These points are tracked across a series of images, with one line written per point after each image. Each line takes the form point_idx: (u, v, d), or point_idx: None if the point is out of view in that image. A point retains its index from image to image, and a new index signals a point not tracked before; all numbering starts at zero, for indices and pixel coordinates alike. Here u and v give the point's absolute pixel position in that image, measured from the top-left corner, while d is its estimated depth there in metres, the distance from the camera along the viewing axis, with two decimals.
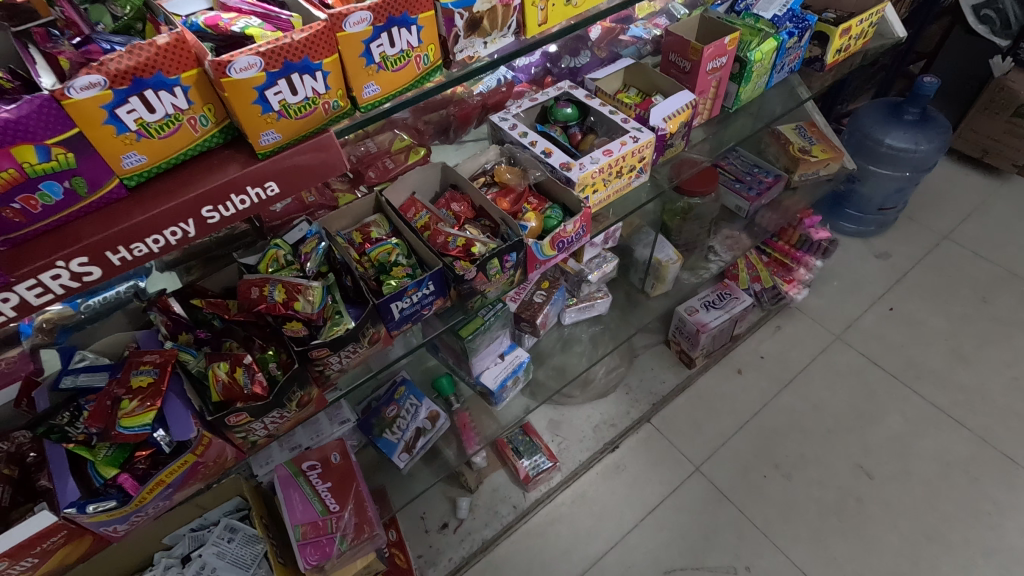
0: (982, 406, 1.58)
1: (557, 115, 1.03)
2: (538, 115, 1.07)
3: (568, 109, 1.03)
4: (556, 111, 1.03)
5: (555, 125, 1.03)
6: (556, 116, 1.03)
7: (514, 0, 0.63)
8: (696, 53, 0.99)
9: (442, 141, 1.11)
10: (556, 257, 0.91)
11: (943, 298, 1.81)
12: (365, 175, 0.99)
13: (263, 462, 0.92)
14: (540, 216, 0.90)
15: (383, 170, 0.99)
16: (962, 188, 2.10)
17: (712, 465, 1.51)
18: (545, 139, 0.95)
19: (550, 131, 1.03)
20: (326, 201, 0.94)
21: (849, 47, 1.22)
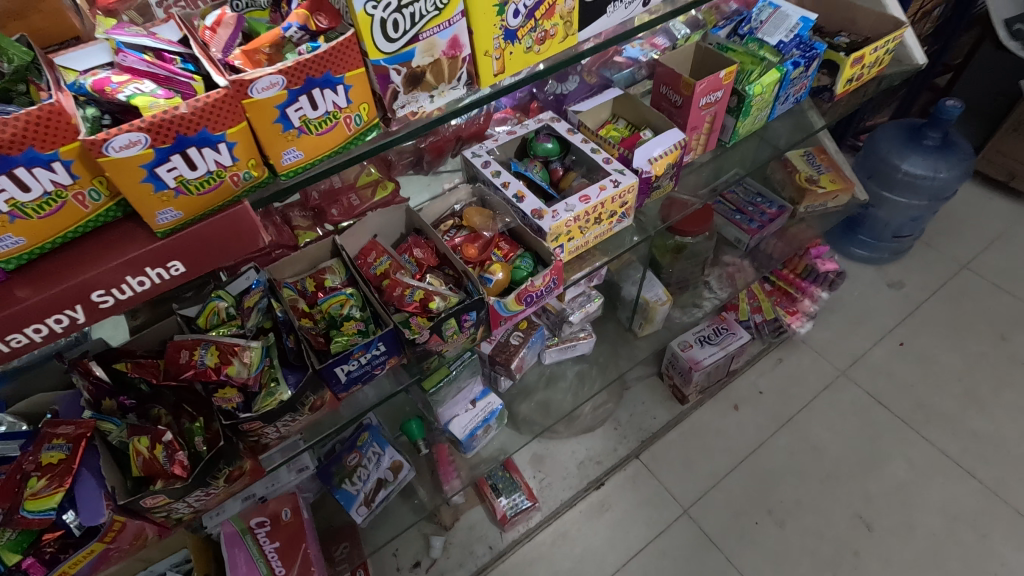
0: (994, 454, 1.49)
1: (537, 150, 0.96)
2: (517, 149, 0.99)
3: (548, 144, 0.95)
4: (536, 146, 0.96)
5: (534, 160, 0.96)
6: (535, 151, 0.95)
7: (463, 51, 0.56)
8: (688, 87, 0.91)
9: (414, 173, 1.04)
10: (523, 310, 0.84)
11: (959, 334, 1.71)
12: (329, 212, 0.92)
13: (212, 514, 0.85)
14: (507, 266, 0.84)
15: (347, 207, 0.92)
16: (984, 213, 1.98)
17: (701, 507, 1.44)
18: (520, 180, 0.88)
19: (529, 168, 0.95)
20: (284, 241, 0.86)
21: (862, 76, 1.13)
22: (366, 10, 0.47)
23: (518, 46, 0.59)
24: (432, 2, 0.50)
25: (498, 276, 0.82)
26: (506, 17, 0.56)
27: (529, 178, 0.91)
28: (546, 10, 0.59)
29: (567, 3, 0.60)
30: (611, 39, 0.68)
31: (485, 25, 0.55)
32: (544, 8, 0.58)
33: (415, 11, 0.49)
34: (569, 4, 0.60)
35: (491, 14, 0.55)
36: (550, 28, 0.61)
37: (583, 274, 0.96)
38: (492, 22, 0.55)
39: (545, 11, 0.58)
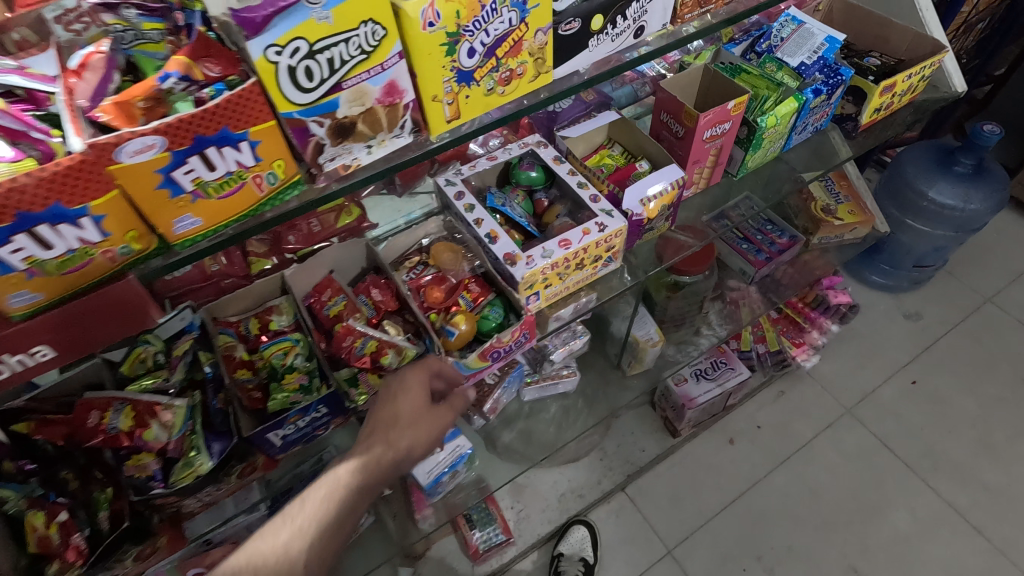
0: (1004, 509, 1.39)
1: (520, 178, 0.86)
2: (499, 176, 0.90)
3: (532, 172, 0.86)
4: (519, 174, 0.86)
5: (517, 189, 0.87)
6: (518, 181, 0.86)
7: (405, 97, 0.46)
8: (690, 118, 0.80)
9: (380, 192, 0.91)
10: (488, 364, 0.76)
11: (977, 374, 1.60)
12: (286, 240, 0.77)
13: None
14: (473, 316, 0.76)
15: (306, 234, 0.77)
16: (1014, 242, 1.85)
17: (687, 547, 1.36)
18: (494, 218, 0.79)
19: (511, 197, 0.85)
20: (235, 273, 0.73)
21: (892, 105, 1.01)
22: (267, 56, 0.38)
23: (477, 88, 0.50)
24: (356, 44, 0.40)
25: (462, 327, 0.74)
26: (458, 56, 0.46)
27: (506, 212, 0.82)
28: (511, 46, 0.49)
29: (537, 38, 0.50)
30: (597, 76, 0.58)
31: (431, 66, 0.46)
32: (508, 45, 0.48)
33: (335, 55, 0.40)
34: (540, 39, 0.50)
35: (439, 54, 0.45)
36: (517, 66, 0.51)
37: (568, 311, 0.87)
38: (441, 63, 0.46)
39: (510, 47, 0.49)
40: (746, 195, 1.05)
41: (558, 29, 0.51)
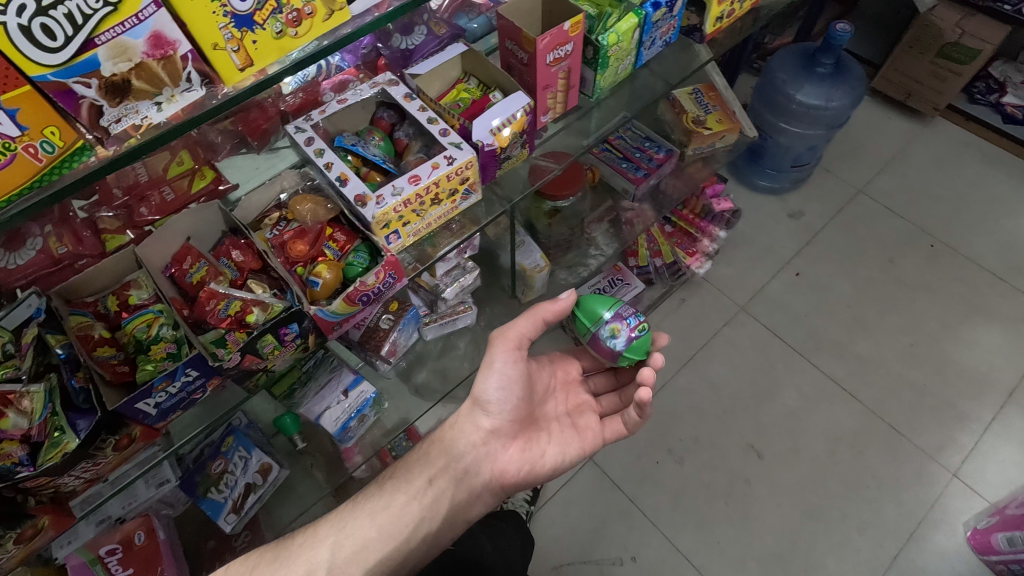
0: (875, 376, 1.57)
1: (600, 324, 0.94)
2: (338, 128, 0.89)
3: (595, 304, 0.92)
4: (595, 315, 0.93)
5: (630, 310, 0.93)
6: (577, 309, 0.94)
7: (178, 48, 0.45)
8: (529, 44, 0.82)
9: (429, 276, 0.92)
10: (613, 396, 1.07)
11: (852, 261, 1.76)
12: (231, 259, 0.77)
13: (64, 543, 0.78)
14: (557, 445, 0.97)
15: (285, 242, 0.79)
16: (882, 133, 1.98)
17: (605, 452, 1.49)
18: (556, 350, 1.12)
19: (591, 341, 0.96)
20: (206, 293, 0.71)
21: (733, 12, 1.05)
22: None
23: (262, 31, 0.49)
24: None
25: (555, 437, 0.98)
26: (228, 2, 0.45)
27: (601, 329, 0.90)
28: None
29: None
30: (357, 36, 0.57)
31: (199, 14, 0.45)
32: None
33: (74, 8, 0.39)
34: None
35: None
36: (302, 7, 0.50)
37: (452, 248, 0.94)
38: (212, 10, 0.45)
39: None
40: (621, 114, 1.09)
41: None
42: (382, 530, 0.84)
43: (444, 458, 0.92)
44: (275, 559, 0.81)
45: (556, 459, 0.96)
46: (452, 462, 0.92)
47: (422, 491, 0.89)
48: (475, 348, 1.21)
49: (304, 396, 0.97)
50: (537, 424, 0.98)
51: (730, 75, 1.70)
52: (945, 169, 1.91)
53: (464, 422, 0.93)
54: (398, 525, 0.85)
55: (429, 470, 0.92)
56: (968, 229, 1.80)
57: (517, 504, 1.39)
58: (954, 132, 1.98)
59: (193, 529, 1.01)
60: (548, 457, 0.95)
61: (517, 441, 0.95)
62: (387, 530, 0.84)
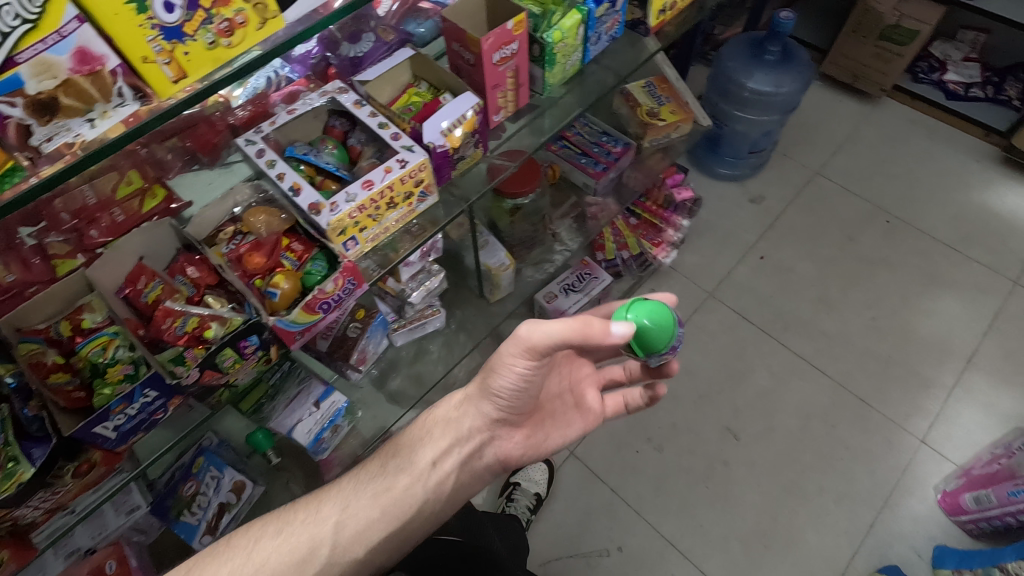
0: (842, 351, 1.61)
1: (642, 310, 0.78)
2: (291, 138, 0.88)
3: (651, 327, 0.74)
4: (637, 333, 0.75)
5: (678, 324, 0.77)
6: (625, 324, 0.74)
7: (106, 62, 0.46)
8: (474, 44, 0.83)
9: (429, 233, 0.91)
10: (614, 367, 1.06)
11: (813, 241, 1.80)
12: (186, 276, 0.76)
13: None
14: (557, 423, 0.96)
15: (242, 255, 0.78)
16: (834, 116, 2.04)
17: (586, 446, 1.50)
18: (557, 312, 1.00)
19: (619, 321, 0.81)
20: (164, 311, 0.70)
21: (675, 5, 1.07)
22: None
23: (194, 42, 0.49)
24: (12, 14, 0.39)
25: (559, 421, 0.96)
26: (155, 13, 0.45)
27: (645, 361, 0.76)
28: None
29: None
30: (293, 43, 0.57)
31: (125, 27, 0.45)
32: None
33: None
34: None
35: (128, 13, 0.44)
36: (234, 16, 0.50)
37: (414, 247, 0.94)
38: (137, 23, 0.45)
39: None
40: (576, 110, 1.08)
41: None
42: (387, 511, 0.81)
43: (449, 438, 0.87)
44: (278, 535, 0.78)
45: (559, 441, 0.96)
46: (457, 443, 0.87)
47: (426, 474, 0.84)
48: (448, 350, 1.21)
49: (274, 409, 0.96)
50: (541, 409, 0.95)
51: (682, 67, 1.74)
52: (896, 147, 1.97)
53: (468, 404, 0.87)
54: (401, 506, 0.82)
55: (433, 451, 0.86)
56: (921, 203, 1.86)
57: (520, 509, 1.37)
58: (901, 110, 2.05)
59: (170, 554, 0.99)
60: (552, 440, 0.95)
61: (522, 428, 0.92)
62: (390, 510, 0.81)
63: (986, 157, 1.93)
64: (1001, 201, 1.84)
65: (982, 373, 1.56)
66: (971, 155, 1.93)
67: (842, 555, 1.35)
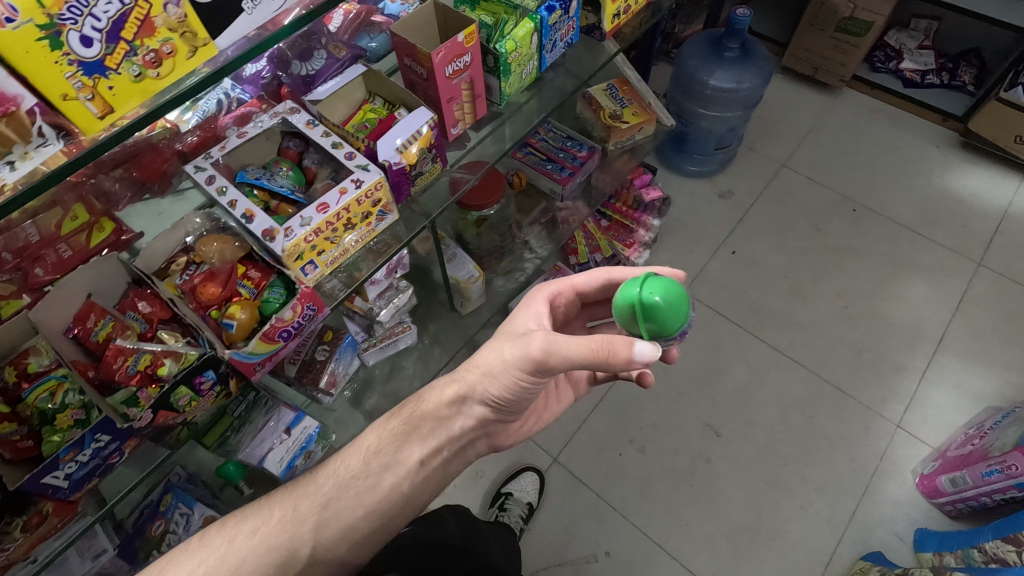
0: (816, 341, 1.63)
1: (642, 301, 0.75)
2: (243, 162, 0.86)
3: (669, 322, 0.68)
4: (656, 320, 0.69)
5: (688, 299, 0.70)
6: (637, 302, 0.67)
7: (21, 103, 0.45)
8: (425, 58, 0.81)
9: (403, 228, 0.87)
10: None
11: (783, 233, 1.82)
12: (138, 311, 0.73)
13: None
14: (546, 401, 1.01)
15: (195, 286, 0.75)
16: (797, 108, 2.07)
17: (569, 451, 1.50)
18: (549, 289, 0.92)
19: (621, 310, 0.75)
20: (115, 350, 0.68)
21: (630, 8, 1.07)
22: None
23: (118, 75, 0.47)
24: None
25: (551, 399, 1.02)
26: (71, 49, 0.43)
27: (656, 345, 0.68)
28: (139, 25, 0.46)
29: (169, 12, 0.47)
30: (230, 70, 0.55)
31: (39, 65, 0.43)
32: (133, 24, 0.46)
33: None
34: (174, 12, 0.48)
35: (41, 50, 0.42)
36: (161, 46, 0.48)
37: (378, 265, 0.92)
38: (53, 60, 0.43)
39: (137, 26, 0.46)
40: (541, 116, 1.08)
41: None
42: (373, 510, 0.81)
43: (438, 438, 0.85)
44: (255, 535, 0.75)
45: (553, 411, 1.03)
46: (447, 443, 0.86)
47: (413, 472, 0.84)
48: (423, 365, 1.19)
49: (243, 439, 0.93)
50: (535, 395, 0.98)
51: (644, 67, 1.74)
52: (858, 136, 2.00)
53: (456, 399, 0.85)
54: (387, 505, 0.81)
55: (421, 450, 0.85)
56: (885, 190, 1.89)
57: (513, 519, 1.35)
58: (862, 99, 2.08)
59: None
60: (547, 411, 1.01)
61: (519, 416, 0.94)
62: (375, 510, 0.81)
63: (945, 142, 1.96)
64: (961, 183, 1.88)
65: (953, 355, 1.59)
66: (931, 140, 1.97)
67: (826, 543, 1.36)
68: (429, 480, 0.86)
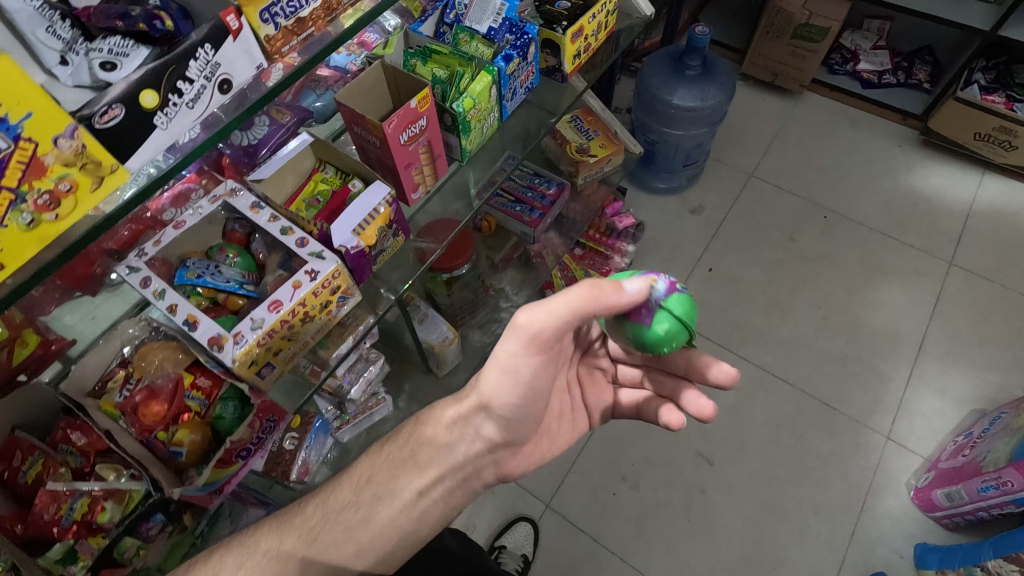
0: (800, 355, 1.61)
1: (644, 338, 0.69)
2: (183, 253, 0.77)
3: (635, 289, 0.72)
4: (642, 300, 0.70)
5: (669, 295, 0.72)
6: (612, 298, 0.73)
7: None
8: (376, 128, 0.74)
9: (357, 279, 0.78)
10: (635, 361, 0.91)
11: (757, 245, 1.80)
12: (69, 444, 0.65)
13: None
14: (549, 437, 0.86)
15: (136, 408, 0.67)
16: (760, 115, 2.06)
17: (561, 496, 1.44)
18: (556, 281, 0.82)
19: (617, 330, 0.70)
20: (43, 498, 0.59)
21: (590, 46, 1.02)
22: None
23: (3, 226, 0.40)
24: None
25: (564, 423, 0.88)
26: None
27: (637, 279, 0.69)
28: (24, 167, 0.39)
29: (61, 146, 0.40)
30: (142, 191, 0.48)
31: None
32: (15, 168, 0.39)
33: None
34: (68, 144, 0.41)
35: None
36: (56, 183, 0.42)
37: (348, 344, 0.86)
38: None
39: (22, 169, 0.39)
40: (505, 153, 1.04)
41: (91, 123, 0.42)
42: (364, 547, 0.74)
43: (438, 465, 0.79)
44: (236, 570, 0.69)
45: (564, 440, 0.89)
46: (449, 472, 0.79)
47: (410, 505, 0.77)
48: None
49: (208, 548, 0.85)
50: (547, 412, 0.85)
51: (606, 89, 1.70)
52: (821, 139, 2.00)
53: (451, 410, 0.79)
54: (381, 541, 0.75)
55: (420, 479, 0.78)
56: (852, 193, 1.88)
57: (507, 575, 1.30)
58: (822, 102, 2.08)
59: None
60: (557, 440, 0.88)
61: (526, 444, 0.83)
62: (368, 547, 0.74)
63: (907, 140, 1.97)
64: (925, 181, 1.89)
65: (934, 358, 1.58)
66: (892, 140, 1.98)
67: (828, 568, 1.34)
68: (432, 511, 0.79)
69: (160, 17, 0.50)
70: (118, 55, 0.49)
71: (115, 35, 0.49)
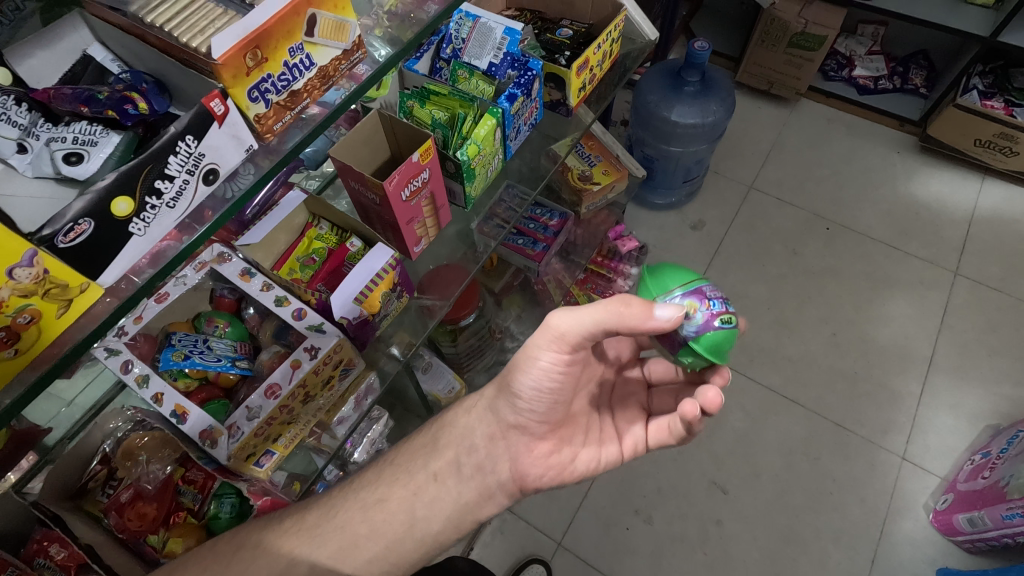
0: (809, 374, 1.57)
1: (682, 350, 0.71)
2: (164, 328, 0.70)
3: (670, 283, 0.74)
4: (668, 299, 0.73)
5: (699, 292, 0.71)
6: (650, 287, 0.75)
7: None
8: (375, 187, 0.68)
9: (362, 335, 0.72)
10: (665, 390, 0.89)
11: (760, 260, 1.76)
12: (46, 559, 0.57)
13: None
14: (572, 445, 0.80)
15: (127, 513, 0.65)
16: (756, 124, 2.02)
17: (573, 533, 1.39)
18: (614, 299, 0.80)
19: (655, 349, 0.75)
20: None
21: (595, 77, 0.96)
22: None
23: None
24: None
25: (590, 439, 0.82)
26: None
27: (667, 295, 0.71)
28: None
29: (18, 277, 0.36)
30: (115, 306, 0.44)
31: None
32: None
33: None
34: (26, 273, 0.36)
35: None
36: (17, 316, 0.37)
37: (350, 406, 0.80)
38: None
39: None
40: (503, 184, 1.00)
41: (56, 243, 0.37)
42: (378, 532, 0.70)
43: (454, 447, 0.77)
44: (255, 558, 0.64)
45: (582, 467, 0.80)
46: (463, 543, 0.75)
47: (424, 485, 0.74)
48: None
49: None
50: (574, 422, 0.80)
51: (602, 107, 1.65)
52: (819, 147, 1.97)
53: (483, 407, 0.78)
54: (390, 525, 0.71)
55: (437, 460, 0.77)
56: (853, 203, 1.85)
57: None
58: (818, 109, 2.05)
59: None
60: (580, 462, 0.80)
61: (546, 441, 0.78)
62: (380, 527, 0.70)
63: (905, 147, 1.95)
64: (926, 188, 1.86)
65: (945, 373, 1.56)
66: (891, 146, 1.95)
67: None
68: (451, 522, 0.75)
69: (132, 100, 0.43)
70: (84, 144, 0.42)
71: (82, 122, 0.43)
